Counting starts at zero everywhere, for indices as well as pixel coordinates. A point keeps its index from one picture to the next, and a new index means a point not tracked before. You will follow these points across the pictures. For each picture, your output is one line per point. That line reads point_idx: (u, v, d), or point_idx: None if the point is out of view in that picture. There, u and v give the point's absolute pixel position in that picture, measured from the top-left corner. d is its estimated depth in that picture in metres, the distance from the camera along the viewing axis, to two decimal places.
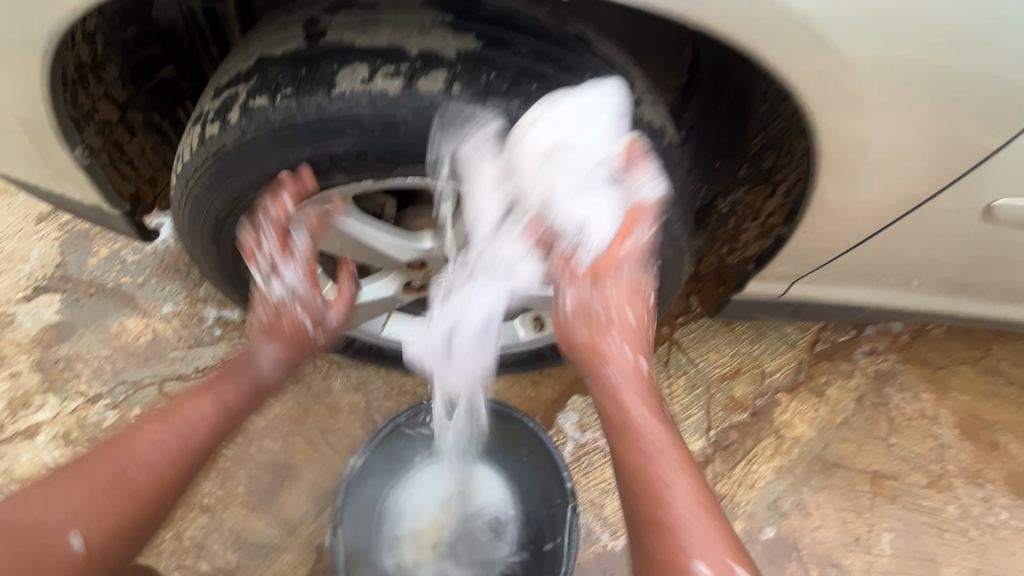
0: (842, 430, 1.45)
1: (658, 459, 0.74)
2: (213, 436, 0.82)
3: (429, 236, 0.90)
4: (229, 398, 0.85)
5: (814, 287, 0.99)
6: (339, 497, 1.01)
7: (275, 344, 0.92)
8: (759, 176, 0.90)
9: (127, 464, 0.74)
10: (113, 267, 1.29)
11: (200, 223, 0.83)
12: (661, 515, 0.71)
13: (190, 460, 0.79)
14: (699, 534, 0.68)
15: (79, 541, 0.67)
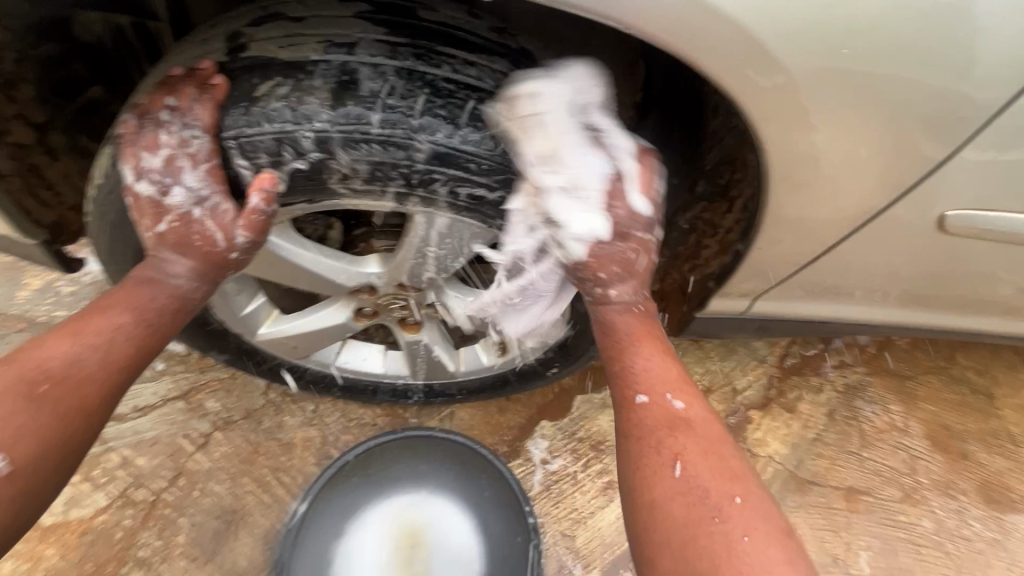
0: (815, 446, 1.43)
1: (641, 373, 0.72)
2: (136, 351, 0.69)
3: (378, 259, 0.85)
4: (149, 307, 0.71)
5: (776, 303, 0.98)
6: (285, 550, 0.97)
7: (182, 256, 0.72)
8: (716, 193, 0.88)
9: (43, 379, 0.63)
10: (46, 299, 1.20)
11: (122, 250, 0.77)
12: (642, 425, 0.69)
13: (118, 370, 0.68)
14: (681, 443, 0.66)
15: (3, 464, 0.58)
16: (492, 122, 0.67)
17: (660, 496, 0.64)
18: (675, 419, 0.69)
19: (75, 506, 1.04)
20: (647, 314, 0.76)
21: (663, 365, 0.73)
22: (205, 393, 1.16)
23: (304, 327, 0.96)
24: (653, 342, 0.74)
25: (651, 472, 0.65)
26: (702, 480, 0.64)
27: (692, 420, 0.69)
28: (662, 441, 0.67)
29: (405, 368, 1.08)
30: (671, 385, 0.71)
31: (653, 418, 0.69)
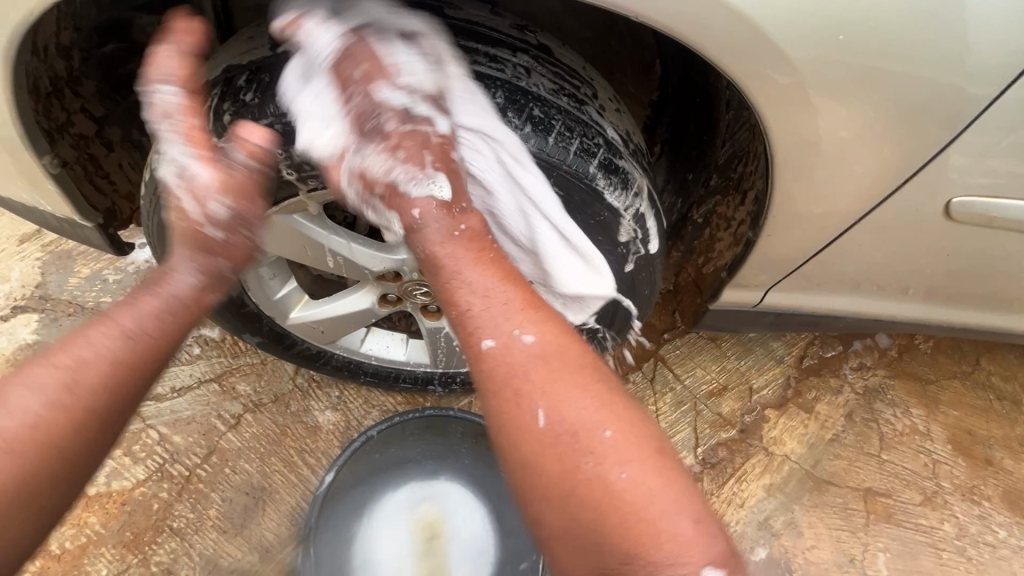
0: (833, 447, 1.42)
1: (483, 316, 0.68)
2: (128, 363, 0.63)
3: (403, 246, 0.90)
4: (151, 313, 0.66)
5: (789, 296, 0.99)
6: (312, 515, 0.97)
7: (183, 245, 0.70)
8: (729, 186, 0.91)
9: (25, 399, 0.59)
10: (94, 287, 1.29)
11: (172, 232, 0.84)
12: (493, 371, 0.66)
13: (107, 385, 0.61)
14: (536, 379, 0.65)
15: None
16: (508, 108, 0.70)
17: (519, 441, 0.64)
18: (525, 353, 0.66)
19: (117, 478, 1.11)
20: (477, 235, 0.73)
21: (504, 296, 0.69)
22: (237, 376, 1.22)
23: (332, 312, 1.01)
24: (486, 271, 0.71)
25: (510, 415, 0.64)
26: (561, 413, 0.63)
27: (542, 350, 0.67)
28: (517, 380, 0.65)
29: (426, 356, 1.13)
30: (518, 318, 0.68)
31: (504, 360, 0.66)
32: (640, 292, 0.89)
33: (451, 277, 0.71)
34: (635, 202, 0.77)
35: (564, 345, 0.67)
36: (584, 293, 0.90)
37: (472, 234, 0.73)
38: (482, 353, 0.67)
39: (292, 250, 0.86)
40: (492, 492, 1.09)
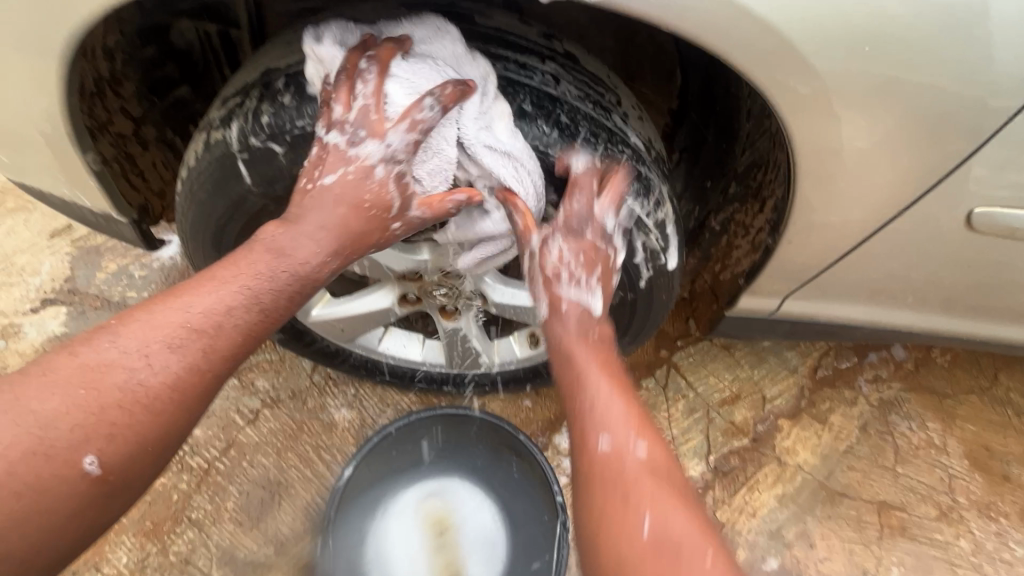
0: (847, 459, 1.41)
1: (601, 413, 0.69)
2: (241, 341, 0.68)
3: (426, 247, 0.92)
4: (260, 292, 0.69)
5: (806, 305, 0.99)
6: (331, 508, 0.98)
7: (322, 232, 0.72)
8: (748, 194, 0.92)
9: (140, 375, 0.62)
10: (120, 282, 1.32)
11: (201, 230, 0.86)
12: (602, 469, 0.66)
13: (220, 364, 0.66)
14: (643, 490, 0.63)
15: (93, 465, 0.59)
16: (537, 115, 0.72)
17: (614, 552, 0.60)
18: (637, 463, 0.65)
19: None
20: (600, 342, 0.76)
21: (625, 405, 0.70)
22: (257, 372, 1.24)
23: (353, 310, 1.03)
24: (610, 373, 0.73)
25: (608, 513, 0.63)
26: (667, 534, 0.59)
27: (653, 465, 0.66)
28: (628, 490, 0.63)
29: (442, 357, 1.14)
30: (636, 426, 0.68)
31: (613, 462, 0.65)
32: (658, 297, 0.90)
33: (574, 367, 0.72)
34: (657, 208, 0.79)
35: (672, 466, 0.67)
36: None
37: (598, 342, 0.76)
38: (592, 446, 0.67)
39: None
40: (507, 490, 1.09)
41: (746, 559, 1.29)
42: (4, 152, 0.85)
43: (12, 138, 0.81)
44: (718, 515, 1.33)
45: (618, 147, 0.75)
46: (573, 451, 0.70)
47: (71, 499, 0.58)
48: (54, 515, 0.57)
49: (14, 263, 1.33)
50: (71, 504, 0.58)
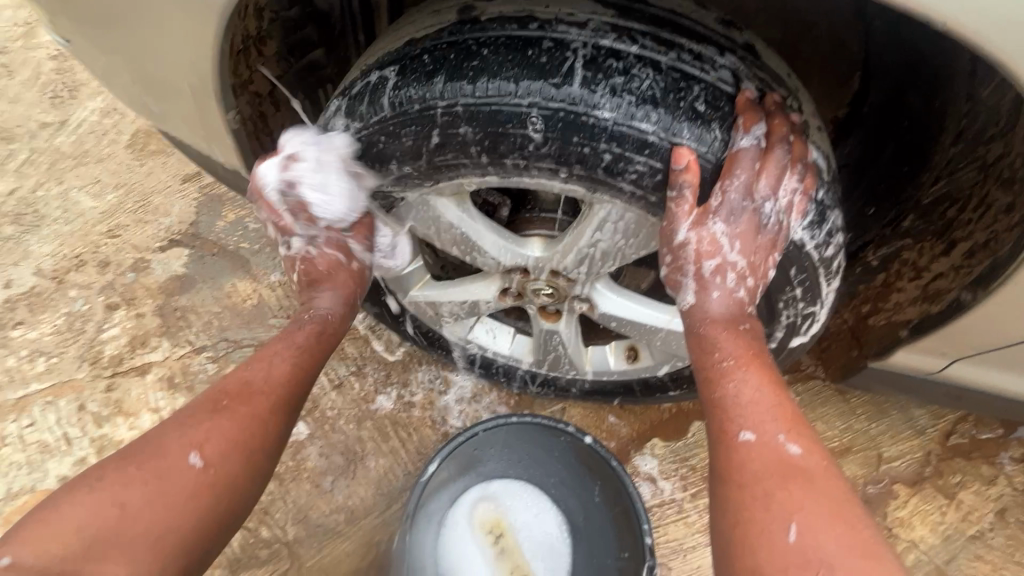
0: (974, 545, 1.19)
1: (747, 406, 0.64)
2: (300, 369, 0.81)
3: (537, 243, 0.84)
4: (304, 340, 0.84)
5: (978, 371, 0.83)
6: (411, 503, 0.95)
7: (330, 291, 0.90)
8: (930, 231, 0.77)
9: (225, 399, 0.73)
10: (236, 232, 1.39)
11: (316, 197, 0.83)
12: (741, 465, 0.61)
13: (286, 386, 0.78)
14: (785, 493, 0.57)
15: (197, 457, 0.66)
16: (710, 116, 0.63)
17: (761, 558, 0.55)
18: (784, 462, 0.59)
19: None
20: (754, 339, 0.69)
21: (775, 398, 0.64)
22: (347, 339, 1.26)
23: (452, 295, 0.99)
24: (756, 366, 0.66)
25: (746, 514, 0.58)
26: (813, 546, 0.53)
27: (807, 470, 0.59)
28: (764, 484, 0.58)
29: (529, 355, 1.09)
30: (785, 424, 0.62)
31: (758, 459, 0.60)
32: (796, 334, 0.79)
33: (709, 354, 0.68)
34: (830, 240, 0.69)
35: (830, 476, 0.59)
36: None
37: (744, 332, 0.69)
38: (731, 438, 0.63)
39: (428, 231, 0.84)
40: (583, 505, 1.06)
41: None
42: (154, 102, 0.89)
43: (160, 87, 0.84)
44: None
45: (805, 168, 0.66)
46: (711, 447, 0.65)
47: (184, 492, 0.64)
48: (172, 505, 0.63)
49: (150, 202, 1.43)
50: (180, 500, 0.63)
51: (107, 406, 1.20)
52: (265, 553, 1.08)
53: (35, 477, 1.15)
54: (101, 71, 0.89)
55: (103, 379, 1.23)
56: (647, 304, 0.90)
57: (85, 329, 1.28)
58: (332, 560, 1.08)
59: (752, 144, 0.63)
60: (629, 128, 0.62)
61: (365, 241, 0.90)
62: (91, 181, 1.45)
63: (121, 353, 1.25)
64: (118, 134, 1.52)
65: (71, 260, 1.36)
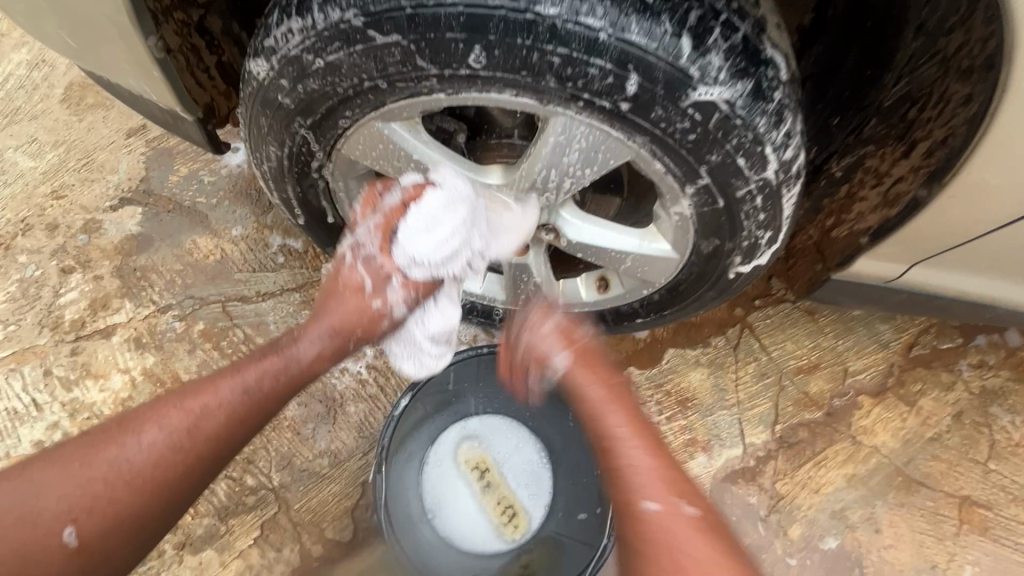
0: (932, 447, 1.25)
1: (643, 478, 0.71)
2: (229, 428, 0.75)
3: (497, 171, 0.81)
4: (248, 392, 0.77)
5: (932, 274, 0.85)
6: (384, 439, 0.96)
7: (321, 328, 0.85)
8: (891, 134, 0.76)
9: (122, 456, 0.70)
10: (191, 186, 1.33)
11: (257, 129, 0.78)
12: (649, 537, 0.67)
13: (202, 447, 0.73)
14: (688, 557, 0.64)
15: (70, 534, 0.66)
16: (660, 10, 0.60)
17: None
18: (683, 529, 0.67)
19: (206, 369, 1.18)
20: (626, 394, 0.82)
21: (660, 463, 0.73)
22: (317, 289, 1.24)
23: None
24: (625, 409, 0.79)
25: None
26: None
27: (700, 529, 0.68)
28: (669, 554, 0.65)
29: (502, 293, 1.07)
30: (679, 490, 0.70)
31: (661, 527, 0.67)
32: (756, 254, 0.80)
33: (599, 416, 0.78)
34: (786, 142, 0.68)
35: (722, 534, 0.68)
36: (693, 244, 0.81)
37: (617, 386, 0.82)
38: (637, 511, 0.69)
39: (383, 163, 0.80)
40: (560, 432, 1.09)
41: (802, 535, 1.17)
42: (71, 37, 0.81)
43: (73, 18, 0.76)
44: (777, 486, 1.21)
45: (757, 67, 0.64)
46: (619, 513, 0.71)
47: (52, 559, 0.65)
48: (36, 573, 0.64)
49: (95, 160, 1.35)
50: (49, 567, 0.65)
51: (74, 369, 1.17)
52: (253, 499, 1.10)
53: (8, 443, 1.13)
54: (14, 10, 0.82)
55: (67, 343, 1.19)
56: (616, 229, 0.86)
57: (40, 295, 1.23)
58: (322, 504, 1.09)
59: (703, 45, 0.62)
60: (576, 24, 0.59)
61: (411, 292, 0.87)
62: (26, 140, 1.36)
63: (81, 317, 1.21)
64: (50, 88, 1.41)
65: (17, 225, 1.29)
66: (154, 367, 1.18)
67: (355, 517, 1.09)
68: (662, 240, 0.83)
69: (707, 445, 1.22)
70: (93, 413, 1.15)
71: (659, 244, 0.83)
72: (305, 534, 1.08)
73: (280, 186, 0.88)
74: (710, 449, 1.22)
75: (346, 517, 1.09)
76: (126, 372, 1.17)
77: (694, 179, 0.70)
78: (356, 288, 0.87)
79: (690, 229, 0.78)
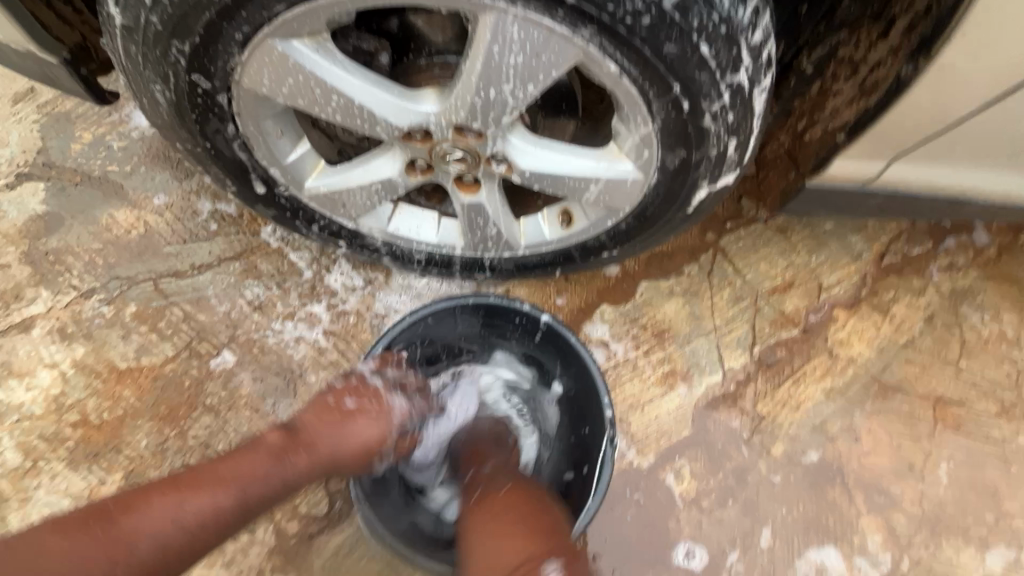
0: (906, 351, 1.25)
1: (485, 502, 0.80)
2: (224, 528, 0.72)
3: (432, 95, 0.71)
4: (251, 498, 0.73)
5: (911, 169, 0.80)
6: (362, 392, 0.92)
7: (322, 454, 0.79)
8: (867, 11, 0.69)
9: (134, 537, 0.66)
10: (98, 154, 1.17)
11: (140, 60, 0.67)
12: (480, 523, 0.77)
13: (197, 545, 0.70)
14: (504, 531, 0.74)
15: None
16: None
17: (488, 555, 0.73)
18: (502, 510, 0.78)
19: (146, 354, 1.08)
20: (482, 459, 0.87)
21: (503, 485, 0.82)
22: (259, 255, 1.13)
23: (354, 179, 0.86)
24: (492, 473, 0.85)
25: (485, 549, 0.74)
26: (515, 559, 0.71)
27: (514, 508, 0.78)
28: (494, 528, 0.75)
29: (460, 240, 0.98)
30: (511, 499, 0.79)
31: (490, 512, 0.78)
32: (723, 170, 0.73)
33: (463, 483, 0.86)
34: (754, 22, 0.60)
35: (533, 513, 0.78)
36: (658, 160, 0.72)
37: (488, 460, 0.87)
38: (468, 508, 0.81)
39: (296, 95, 0.69)
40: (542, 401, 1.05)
41: (784, 451, 1.17)
42: None
43: None
44: (758, 408, 1.20)
45: None
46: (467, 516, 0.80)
47: None
48: None
49: None
50: None
51: None
52: None
53: None
54: None
55: None
56: (571, 151, 0.78)
57: None
58: None
59: None
60: None
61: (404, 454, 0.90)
62: None
63: None
64: None
65: None
66: (85, 357, 1.07)
67: (331, 490, 1.03)
68: (624, 159, 0.75)
69: (687, 375, 1.20)
70: (23, 414, 1.04)
71: (622, 164, 0.75)
72: (277, 513, 1.02)
73: (184, 131, 0.77)
74: (690, 379, 1.19)
75: (321, 490, 1.03)
76: (55, 367, 1.06)
77: (654, 77, 0.61)
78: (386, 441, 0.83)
79: (654, 143, 0.69)
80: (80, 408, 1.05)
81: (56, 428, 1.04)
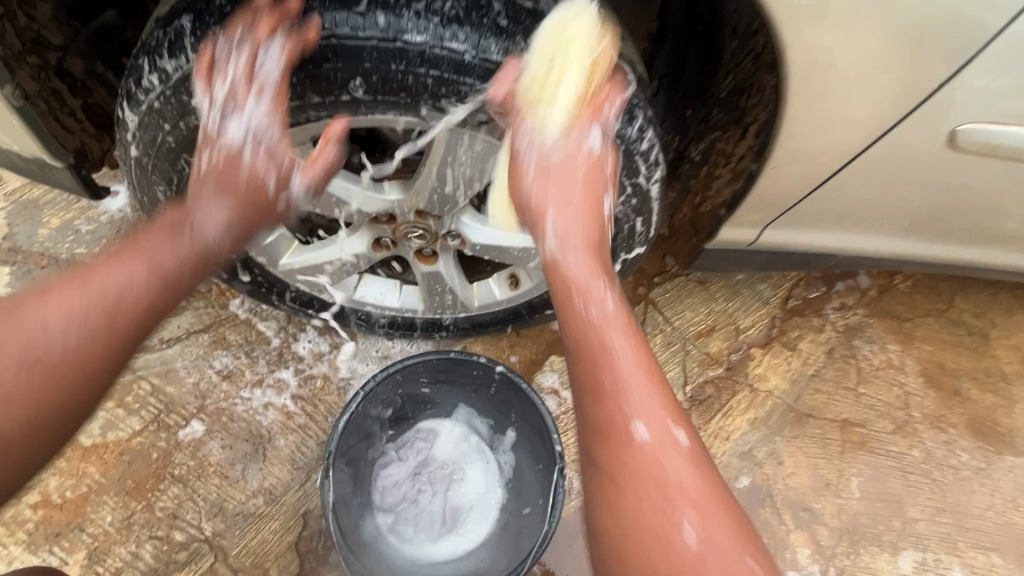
0: (814, 382, 1.45)
1: (640, 403, 0.72)
2: (144, 310, 0.67)
3: (396, 186, 0.86)
4: (164, 260, 0.70)
5: (781, 233, 1.03)
6: (332, 446, 0.98)
7: (218, 206, 0.75)
8: (730, 119, 0.89)
9: (42, 333, 0.60)
10: (65, 238, 1.23)
11: (148, 168, 0.80)
12: (631, 465, 0.70)
13: (128, 313, 0.65)
14: (673, 491, 0.68)
15: None
16: (513, 31, 0.70)
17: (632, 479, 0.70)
18: (668, 454, 0.70)
19: (112, 429, 1.11)
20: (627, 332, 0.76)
21: (649, 390, 0.73)
22: (228, 326, 1.19)
23: (327, 255, 0.97)
24: (648, 381, 0.74)
25: (635, 483, 0.69)
26: (701, 536, 0.66)
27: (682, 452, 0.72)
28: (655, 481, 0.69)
29: (421, 303, 1.10)
30: (669, 416, 0.73)
31: (644, 455, 0.70)
32: (635, 243, 0.92)
33: (593, 370, 0.75)
34: (641, 135, 0.77)
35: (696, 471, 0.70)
36: None
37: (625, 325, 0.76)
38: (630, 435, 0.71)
39: None
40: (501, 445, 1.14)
41: None
42: None
43: None
44: None
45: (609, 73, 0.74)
46: (602, 435, 0.72)
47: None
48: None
49: None
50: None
51: None
52: (184, 554, 1.05)
53: None
54: None
55: None
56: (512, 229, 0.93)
57: None
58: (264, 544, 1.06)
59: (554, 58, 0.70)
60: (439, 50, 0.67)
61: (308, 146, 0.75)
62: None
63: None
64: None
65: None
66: None
67: (301, 550, 1.06)
68: None
69: None
70: None
71: None
72: None
73: None
74: None
75: (291, 552, 1.06)
76: None
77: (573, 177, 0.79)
78: (246, 181, 0.76)
79: None
80: (41, 488, 1.06)
81: (14, 510, 1.05)
